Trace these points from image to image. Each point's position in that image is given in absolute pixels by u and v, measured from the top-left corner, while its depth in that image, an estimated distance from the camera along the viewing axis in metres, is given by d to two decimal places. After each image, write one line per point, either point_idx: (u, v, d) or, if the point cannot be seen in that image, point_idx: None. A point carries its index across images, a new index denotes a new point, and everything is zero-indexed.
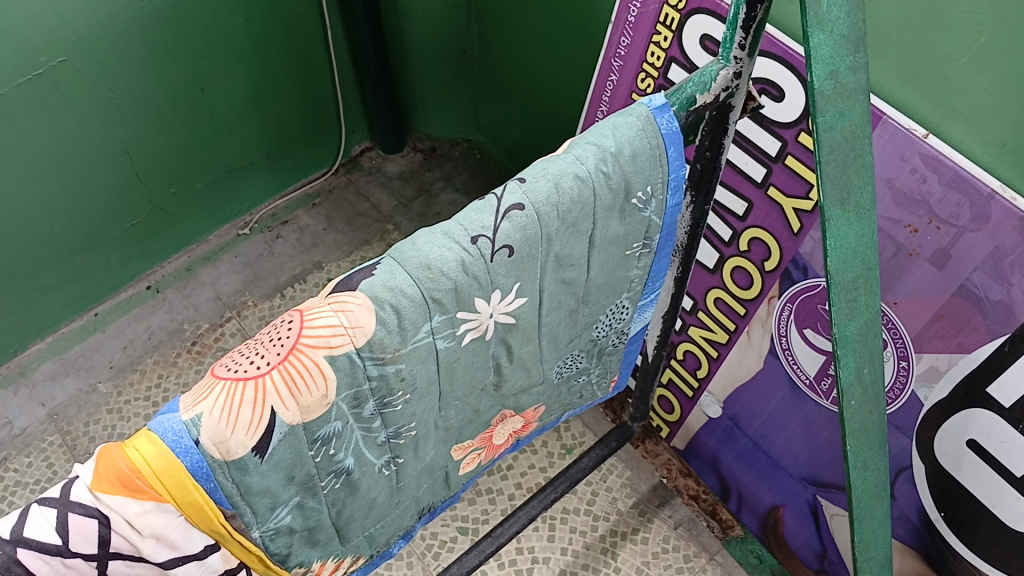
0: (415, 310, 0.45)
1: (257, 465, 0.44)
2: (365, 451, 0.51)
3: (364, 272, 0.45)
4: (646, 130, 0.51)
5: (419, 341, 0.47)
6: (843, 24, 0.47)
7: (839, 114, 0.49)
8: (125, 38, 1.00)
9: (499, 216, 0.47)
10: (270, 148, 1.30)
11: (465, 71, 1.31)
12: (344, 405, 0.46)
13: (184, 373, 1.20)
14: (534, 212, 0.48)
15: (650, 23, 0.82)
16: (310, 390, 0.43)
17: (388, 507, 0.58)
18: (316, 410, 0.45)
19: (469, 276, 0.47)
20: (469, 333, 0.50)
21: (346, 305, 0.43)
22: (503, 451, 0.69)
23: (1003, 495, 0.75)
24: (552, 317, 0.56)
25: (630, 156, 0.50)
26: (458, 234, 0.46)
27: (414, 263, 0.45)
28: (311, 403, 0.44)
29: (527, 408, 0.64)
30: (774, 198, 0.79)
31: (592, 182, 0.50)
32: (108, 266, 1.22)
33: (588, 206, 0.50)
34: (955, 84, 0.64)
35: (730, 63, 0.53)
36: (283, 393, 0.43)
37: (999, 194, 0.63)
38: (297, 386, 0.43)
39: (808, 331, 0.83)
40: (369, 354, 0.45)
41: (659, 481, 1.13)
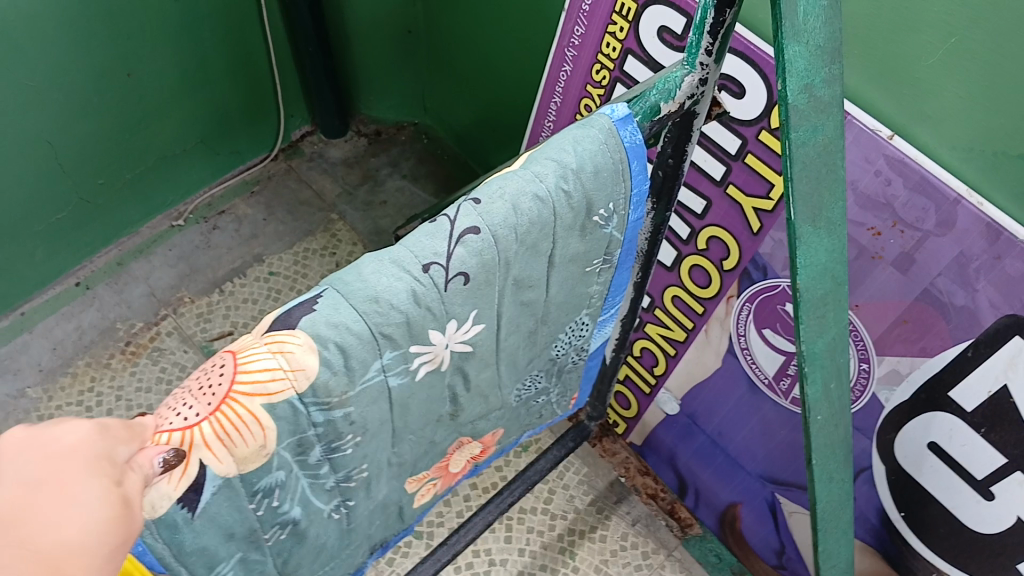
0: (362, 349, 0.41)
1: (189, 522, 0.41)
2: (312, 498, 0.47)
3: (304, 307, 0.40)
4: (609, 143, 0.47)
5: (368, 381, 0.43)
6: (818, 34, 0.43)
7: (812, 129, 0.46)
8: (41, 19, 0.93)
9: (453, 241, 0.43)
10: (203, 134, 1.23)
11: (412, 52, 1.26)
12: (286, 453, 0.42)
13: (118, 375, 1.14)
14: (491, 234, 0.44)
15: (605, 12, 0.78)
16: (245, 441, 0.40)
17: (338, 549, 0.54)
18: (254, 461, 0.41)
19: (421, 307, 0.43)
20: (424, 367, 0.46)
21: (282, 342, 0.39)
22: (461, 478, 0.66)
23: (963, 497, 0.74)
24: (510, 340, 0.53)
25: (593, 173, 0.47)
26: (409, 262, 0.42)
27: (360, 296, 0.41)
28: (247, 454, 0.40)
29: (485, 434, 0.61)
30: (734, 197, 0.76)
31: (552, 201, 0.46)
32: (32, 261, 1.14)
33: (548, 226, 0.47)
34: (923, 84, 0.61)
35: (695, 69, 0.49)
36: (214, 446, 0.39)
37: (965, 199, 0.61)
38: (230, 437, 0.39)
39: (767, 332, 0.81)
40: (312, 399, 0.41)
41: (616, 478, 1.11)
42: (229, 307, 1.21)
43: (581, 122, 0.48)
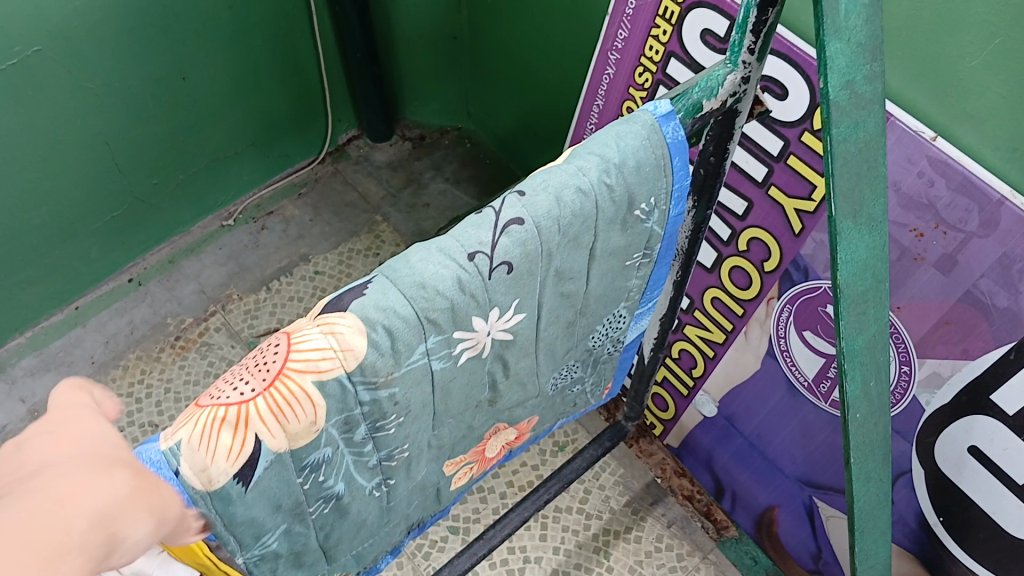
0: (409, 331, 0.43)
1: (241, 495, 0.42)
2: (356, 476, 0.49)
3: (354, 291, 0.42)
4: (651, 139, 0.48)
5: (413, 363, 0.45)
6: (860, 32, 0.44)
7: (853, 125, 0.46)
8: (103, 24, 0.96)
9: (497, 231, 0.44)
10: (254, 137, 1.26)
11: (456, 58, 1.28)
12: (333, 430, 0.44)
13: (167, 369, 1.17)
14: (534, 226, 0.45)
15: (650, 15, 0.79)
16: (296, 417, 0.41)
17: (377, 527, 0.56)
18: (304, 437, 0.43)
19: (465, 294, 0.44)
20: (466, 352, 0.48)
21: (330, 322, 0.41)
22: (497, 462, 0.67)
23: (1004, 502, 0.74)
24: (551, 331, 0.54)
25: (634, 167, 0.48)
26: (455, 251, 0.44)
27: (407, 282, 0.42)
28: (299, 430, 0.42)
29: (522, 420, 0.62)
30: (776, 198, 0.77)
31: (594, 194, 0.47)
32: (89, 258, 1.18)
33: (590, 219, 0.48)
34: (967, 86, 0.61)
35: (738, 68, 0.51)
36: (269, 423, 0.41)
37: (1009, 201, 0.61)
38: (284, 413, 0.41)
39: (807, 333, 0.81)
40: (360, 378, 0.43)
41: (652, 480, 1.12)
42: (275, 304, 1.24)
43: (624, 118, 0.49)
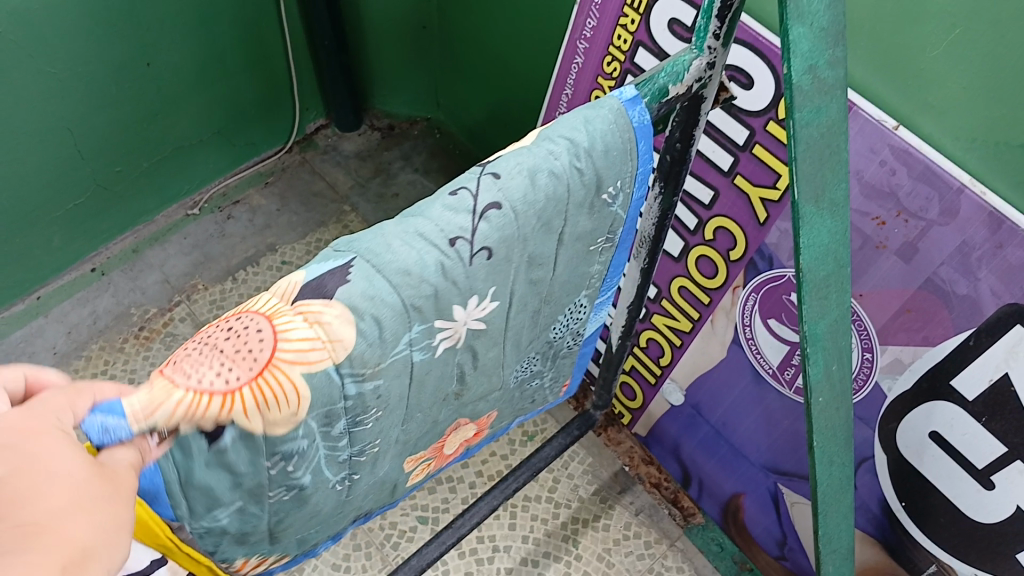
0: (392, 319, 0.43)
1: (202, 450, 0.41)
2: (324, 471, 0.48)
3: (337, 276, 0.41)
4: (619, 123, 0.49)
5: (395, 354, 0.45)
6: (823, 17, 0.45)
7: (816, 109, 0.47)
8: (63, 6, 0.94)
9: (476, 216, 0.44)
10: (220, 125, 1.24)
11: (424, 47, 1.27)
12: (314, 422, 0.43)
13: (131, 360, 1.15)
14: (511, 208, 0.45)
15: (617, 4, 0.79)
16: (278, 405, 0.41)
17: (329, 517, 0.55)
18: (282, 425, 0.42)
19: (447, 280, 0.44)
20: (444, 343, 0.48)
21: (330, 312, 0.40)
22: (453, 459, 0.67)
23: (963, 486, 0.75)
24: (518, 318, 0.54)
25: (602, 152, 0.48)
26: (435, 236, 0.43)
27: (392, 268, 0.42)
28: (277, 419, 0.41)
29: (483, 415, 0.62)
30: (741, 187, 0.77)
31: (567, 178, 0.47)
32: (50, 247, 1.16)
33: (562, 203, 0.48)
34: (928, 76, 0.62)
35: (703, 53, 0.51)
36: (249, 409, 0.40)
37: (968, 188, 0.62)
38: (266, 404, 0.40)
39: (772, 321, 0.82)
40: (349, 370, 0.42)
41: (620, 468, 1.12)
42: (242, 294, 1.23)
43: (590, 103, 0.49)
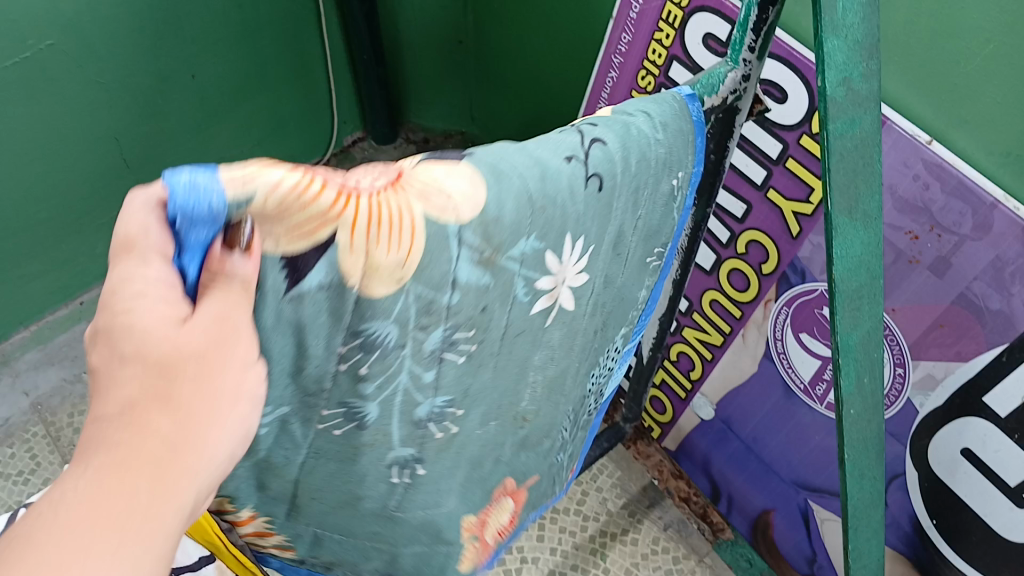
0: (515, 214, 0.37)
1: (267, 311, 0.32)
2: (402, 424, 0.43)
3: (452, 157, 0.36)
4: (682, 112, 0.48)
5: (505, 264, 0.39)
6: (857, 30, 0.46)
7: (850, 121, 0.48)
8: (115, 17, 0.96)
9: (587, 141, 0.41)
10: (259, 136, 1.27)
11: (461, 62, 1.29)
12: (412, 304, 0.36)
13: None
14: (619, 154, 0.43)
15: (652, 20, 0.80)
16: (388, 242, 0.33)
17: (370, 536, 0.50)
18: (381, 283, 0.34)
19: (567, 195, 0.40)
20: (543, 300, 0.45)
21: (446, 163, 0.35)
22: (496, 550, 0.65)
23: (996, 504, 0.75)
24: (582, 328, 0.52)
25: (674, 130, 0.47)
26: (553, 153, 0.39)
27: (514, 156, 0.38)
28: (382, 267, 0.33)
29: (524, 481, 0.63)
30: (774, 201, 0.78)
31: (652, 141, 0.45)
32: (94, 254, 1.19)
33: (649, 168, 0.46)
34: (963, 90, 0.63)
35: (738, 66, 0.52)
36: (359, 232, 0.31)
37: (1001, 204, 0.63)
38: (381, 230, 0.32)
39: (804, 336, 0.82)
40: (469, 236, 0.36)
41: (650, 482, 1.12)
42: None
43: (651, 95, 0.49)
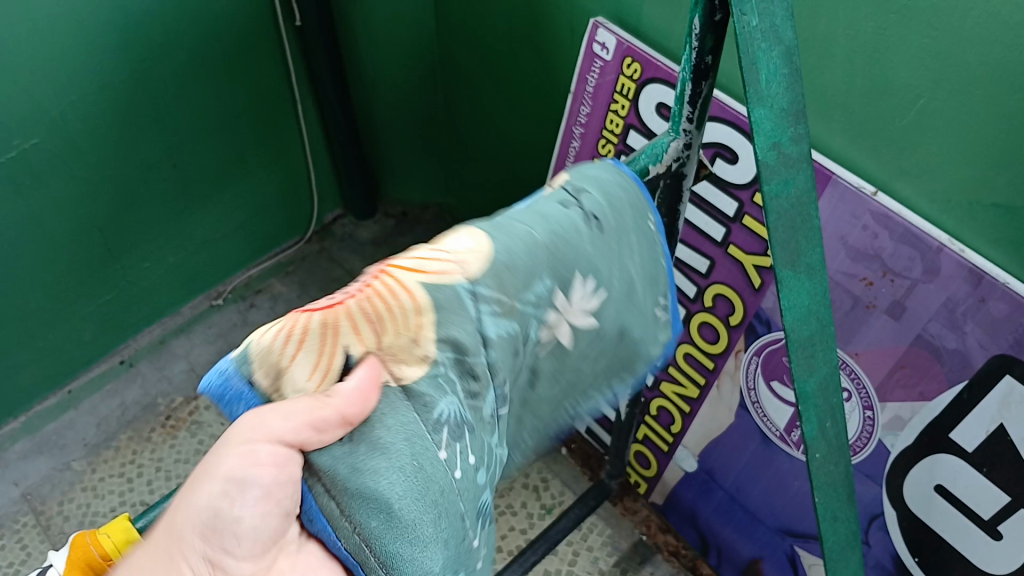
0: (526, 253, 0.46)
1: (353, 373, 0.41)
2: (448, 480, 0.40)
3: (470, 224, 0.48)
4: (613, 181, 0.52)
5: (490, 299, 0.44)
6: (782, 98, 0.49)
7: (784, 182, 0.51)
8: (99, 110, 0.97)
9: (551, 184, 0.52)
10: (241, 219, 1.28)
11: (433, 137, 1.32)
12: (461, 293, 0.43)
13: (158, 448, 1.17)
14: (587, 206, 0.50)
15: (607, 93, 0.85)
16: (395, 330, 0.41)
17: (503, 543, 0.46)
18: (410, 361, 0.41)
19: (556, 225, 0.48)
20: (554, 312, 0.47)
21: (452, 238, 0.46)
22: None
23: (973, 538, 0.76)
24: (585, 377, 0.51)
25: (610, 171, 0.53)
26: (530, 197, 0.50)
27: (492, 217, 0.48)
28: (395, 346, 0.41)
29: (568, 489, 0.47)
30: (734, 256, 0.81)
31: (608, 181, 0.52)
32: (81, 342, 1.18)
33: (611, 208, 0.50)
34: (901, 144, 0.66)
35: (679, 135, 0.56)
36: (358, 322, 0.40)
37: (947, 247, 0.65)
38: (376, 317, 0.41)
39: (775, 383, 0.84)
40: (473, 291, 0.44)
41: (639, 538, 1.12)
42: None
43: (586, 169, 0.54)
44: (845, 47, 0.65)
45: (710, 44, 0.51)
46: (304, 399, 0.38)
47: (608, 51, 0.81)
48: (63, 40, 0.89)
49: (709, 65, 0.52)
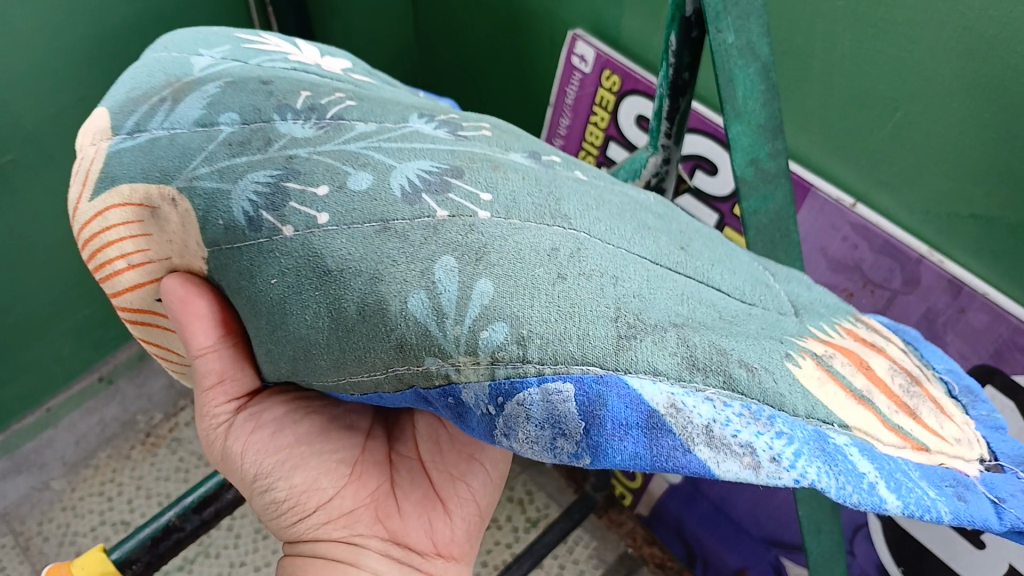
0: (148, 87, 0.41)
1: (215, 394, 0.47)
2: (517, 203, 0.32)
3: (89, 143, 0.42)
4: (199, 36, 0.46)
5: (212, 94, 0.39)
6: (759, 114, 0.50)
7: (762, 198, 0.52)
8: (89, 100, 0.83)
9: (165, 52, 0.44)
10: None
11: None
12: (180, 124, 0.38)
13: (138, 466, 1.10)
14: (234, 53, 0.44)
15: (587, 104, 0.85)
16: (118, 229, 0.39)
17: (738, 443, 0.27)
18: (146, 215, 0.38)
19: (175, 84, 0.40)
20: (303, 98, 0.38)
21: (76, 154, 0.41)
22: (905, 400, 0.32)
23: (958, 548, 0.75)
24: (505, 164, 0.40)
25: (178, 37, 0.46)
26: (188, 51, 0.44)
27: (119, 92, 0.41)
28: (133, 226, 0.39)
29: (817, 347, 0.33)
30: None
31: (196, 43, 0.45)
32: (59, 358, 1.03)
33: (215, 43, 0.45)
34: (879, 154, 0.66)
35: (658, 151, 0.56)
36: (120, 266, 0.41)
37: (926, 258, 0.65)
38: (109, 244, 0.40)
39: None
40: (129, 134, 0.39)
41: (624, 551, 1.10)
42: None
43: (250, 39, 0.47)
44: (822, 59, 0.66)
45: (687, 60, 0.51)
46: (211, 394, 0.44)
47: (587, 63, 0.81)
48: (34, 45, 0.75)
49: (686, 81, 0.52)
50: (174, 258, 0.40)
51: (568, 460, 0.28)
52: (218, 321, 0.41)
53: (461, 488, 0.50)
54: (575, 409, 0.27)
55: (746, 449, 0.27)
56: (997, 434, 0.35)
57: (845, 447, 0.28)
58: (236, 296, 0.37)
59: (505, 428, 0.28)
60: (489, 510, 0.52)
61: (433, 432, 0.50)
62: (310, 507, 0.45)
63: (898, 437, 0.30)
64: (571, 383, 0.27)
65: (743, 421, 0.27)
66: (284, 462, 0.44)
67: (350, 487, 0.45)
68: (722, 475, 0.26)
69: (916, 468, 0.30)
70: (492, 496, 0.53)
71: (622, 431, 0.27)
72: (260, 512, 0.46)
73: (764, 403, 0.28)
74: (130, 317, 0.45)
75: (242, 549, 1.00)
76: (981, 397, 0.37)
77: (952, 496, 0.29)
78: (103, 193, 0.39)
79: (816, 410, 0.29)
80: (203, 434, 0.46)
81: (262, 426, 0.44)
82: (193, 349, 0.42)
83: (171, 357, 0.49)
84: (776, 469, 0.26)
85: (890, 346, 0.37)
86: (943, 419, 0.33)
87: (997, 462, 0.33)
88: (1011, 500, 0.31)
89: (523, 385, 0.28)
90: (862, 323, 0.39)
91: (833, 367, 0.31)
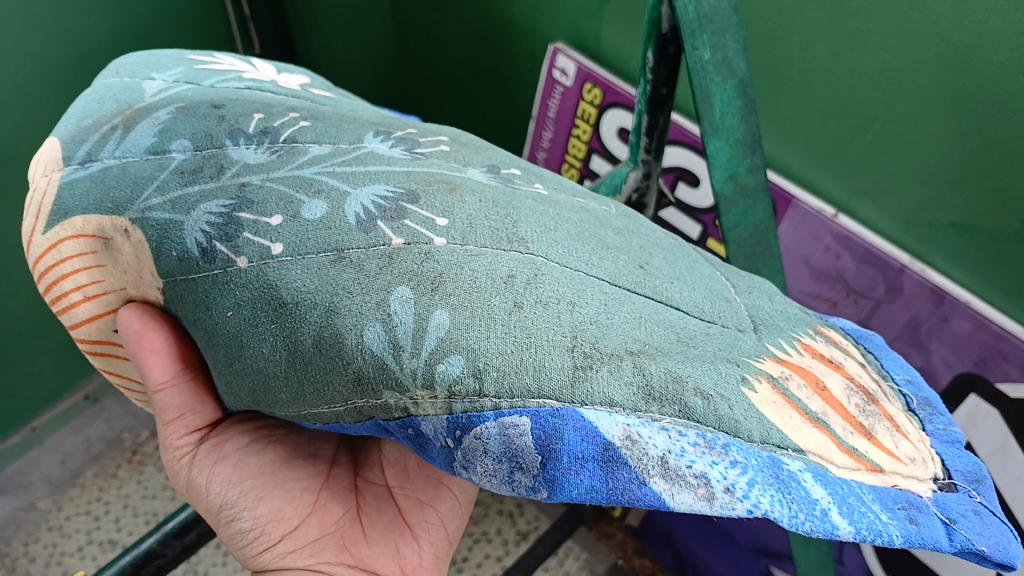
0: (97, 114, 0.41)
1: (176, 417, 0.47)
2: (473, 227, 0.32)
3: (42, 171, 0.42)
4: (151, 58, 0.47)
5: (164, 121, 0.39)
6: (736, 129, 0.50)
7: (741, 212, 0.52)
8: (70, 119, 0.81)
9: (116, 76, 0.44)
10: None
11: None
12: (133, 153, 0.38)
13: (125, 484, 1.10)
14: (184, 75, 0.44)
15: (568, 117, 0.85)
16: (73, 261, 0.39)
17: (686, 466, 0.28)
18: (100, 247, 0.38)
19: (125, 111, 0.40)
20: (254, 120, 0.38)
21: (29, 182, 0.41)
22: (863, 422, 0.32)
23: None
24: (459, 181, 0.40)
25: (129, 62, 0.46)
26: (139, 75, 0.44)
27: (67, 121, 0.41)
28: (89, 258, 0.39)
29: (776, 370, 0.33)
30: None
31: (145, 67, 0.45)
32: (42, 379, 1.02)
33: (166, 66, 0.45)
34: (857, 165, 0.66)
35: (639, 166, 0.56)
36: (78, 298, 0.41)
37: (909, 267, 0.64)
38: (67, 278, 0.40)
39: None
40: (82, 165, 0.39)
41: (615, 562, 1.10)
42: None
43: (201, 59, 0.48)
44: (800, 71, 0.66)
45: (664, 75, 0.51)
46: (174, 425, 0.44)
47: (568, 77, 0.81)
48: (10, 62, 0.74)
49: (665, 97, 0.52)
50: (129, 289, 0.39)
51: (525, 492, 0.28)
52: (175, 355, 0.41)
53: (429, 514, 0.50)
54: (532, 442, 0.28)
55: (700, 480, 0.27)
56: (953, 449, 0.35)
57: (799, 472, 0.28)
58: (194, 328, 0.36)
59: (463, 461, 0.29)
60: (458, 534, 0.53)
61: (401, 458, 0.50)
62: (276, 536, 0.44)
63: (853, 460, 0.31)
64: (526, 417, 0.28)
65: (697, 451, 0.28)
66: (248, 492, 0.44)
67: (315, 515, 0.45)
68: (677, 507, 0.27)
69: (870, 490, 0.30)
70: (460, 518, 0.53)
71: (578, 465, 0.27)
72: (227, 544, 0.45)
73: (720, 431, 0.28)
74: (91, 348, 0.45)
75: (230, 566, 0.99)
76: (940, 410, 0.37)
77: (904, 519, 0.29)
78: (56, 224, 0.38)
79: (771, 435, 0.29)
80: (168, 466, 0.46)
81: (225, 457, 0.44)
82: (152, 384, 0.42)
83: (133, 386, 0.49)
84: (729, 499, 0.27)
85: (850, 361, 0.37)
86: (900, 438, 0.33)
87: (951, 481, 0.33)
88: (962, 521, 0.31)
89: (481, 419, 0.28)
90: (822, 336, 0.39)
91: (789, 391, 0.32)
